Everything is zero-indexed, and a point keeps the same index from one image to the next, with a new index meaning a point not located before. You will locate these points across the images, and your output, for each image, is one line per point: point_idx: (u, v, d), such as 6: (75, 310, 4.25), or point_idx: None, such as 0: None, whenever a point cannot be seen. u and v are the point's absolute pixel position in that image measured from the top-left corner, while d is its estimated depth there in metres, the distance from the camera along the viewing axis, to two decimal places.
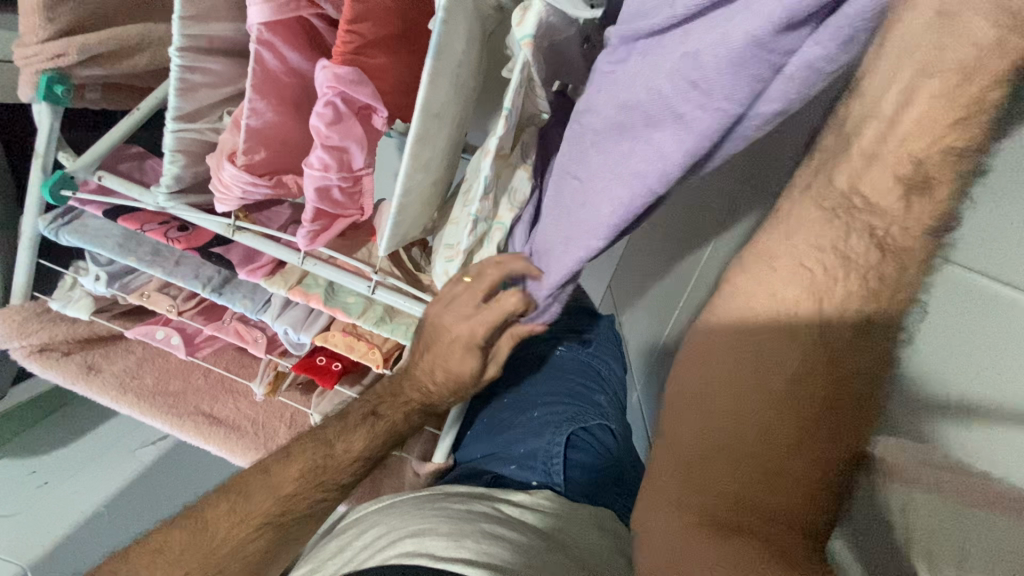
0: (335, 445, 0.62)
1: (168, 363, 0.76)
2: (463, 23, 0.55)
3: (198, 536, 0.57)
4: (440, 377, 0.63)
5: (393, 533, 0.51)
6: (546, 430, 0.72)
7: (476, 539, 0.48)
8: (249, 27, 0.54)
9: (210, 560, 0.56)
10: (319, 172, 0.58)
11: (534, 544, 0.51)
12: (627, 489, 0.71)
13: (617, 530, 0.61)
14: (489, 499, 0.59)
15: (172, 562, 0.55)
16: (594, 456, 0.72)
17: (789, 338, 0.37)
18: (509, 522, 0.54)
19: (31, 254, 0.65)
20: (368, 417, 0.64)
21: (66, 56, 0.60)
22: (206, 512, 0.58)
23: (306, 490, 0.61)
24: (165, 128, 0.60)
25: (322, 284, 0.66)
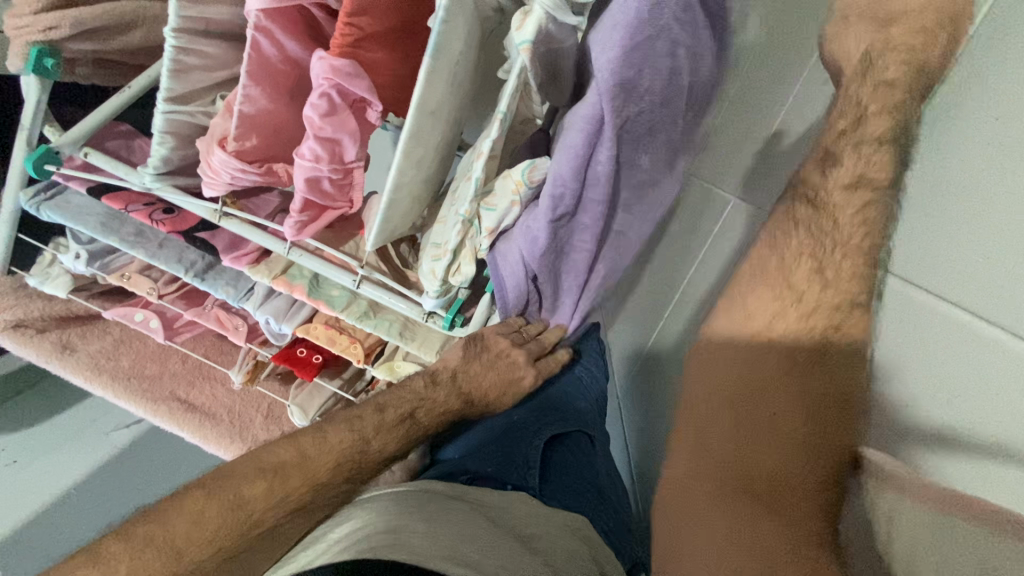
0: (371, 443, 0.57)
1: (145, 347, 0.75)
2: (463, 23, 0.55)
3: (231, 510, 0.48)
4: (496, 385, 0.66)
5: (365, 523, 0.49)
6: (526, 431, 0.71)
7: (449, 536, 0.47)
8: (247, 13, 0.54)
9: (231, 537, 0.48)
10: (310, 163, 0.58)
11: (507, 543, 0.50)
12: (603, 494, 0.73)
13: (589, 535, 0.61)
14: (465, 493, 0.58)
15: (197, 531, 0.46)
16: (573, 461, 0.73)
17: (775, 351, 0.44)
18: (483, 519, 0.52)
19: (9, 228, 0.64)
20: (410, 414, 0.60)
21: (59, 29, 0.59)
22: (241, 486, 0.49)
23: (333, 483, 0.54)
24: (156, 108, 0.59)
25: (307, 275, 0.66)
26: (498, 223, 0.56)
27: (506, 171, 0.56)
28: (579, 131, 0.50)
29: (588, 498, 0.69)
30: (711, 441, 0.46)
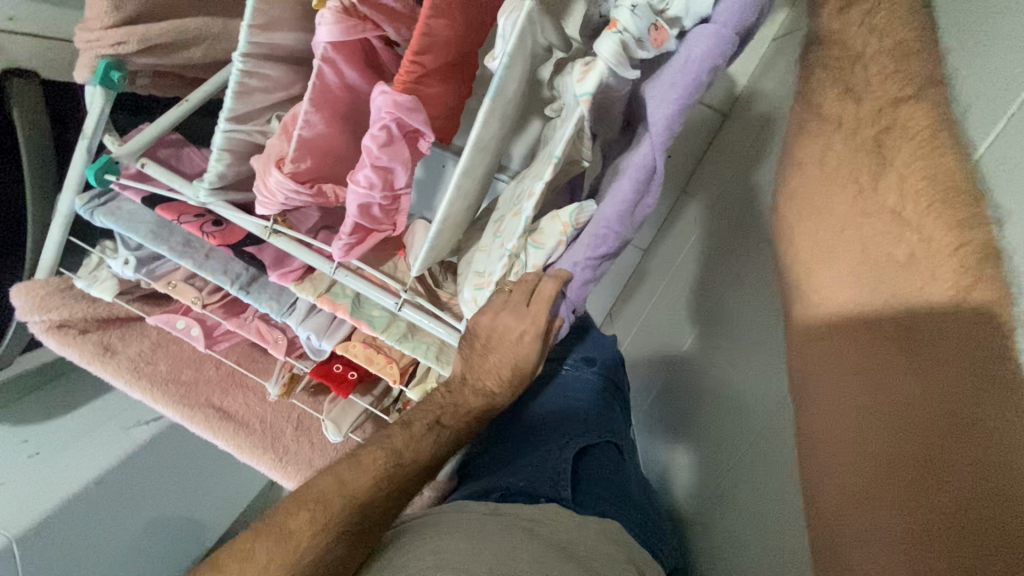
0: (405, 453, 0.60)
1: (180, 352, 0.77)
2: (521, 65, 0.57)
3: (280, 543, 0.52)
4: (505, 375, 0.62)
5: (415, 546, 0.53)
6: (556, 445, 0.77)
7: (495, 552, 0.52)
8: (315, 44, 0.56)
9: (293, 567, 0.51)
10: (364, 189, 0.60)
11: (547, 553, 0.54)
12: (635, 502, 0.77)
13: (624, 541, 0.65)
14: (503, 508, 0.62)
15: (261, 572, 0.51)
16: (602, 473, 0.77)
17: (870, 328, 0.45)
18: (522, 534, 0.57)
19: (63, 231, 0.65)
20: (436, 425, 0.62)
21: (127, 45, 0.61)
22: (286, 521, 0.53)
23: (375, 499, 0.56)
24: (217, 127, 0.61)
25: (349, 294, 0.68)
26: (546, 260, 0.58)
27: (555, 211, 0.57)
28: (630, 178, 0.50)
29: (621, 506, 0.74)
30: (839, 411, 0.47)
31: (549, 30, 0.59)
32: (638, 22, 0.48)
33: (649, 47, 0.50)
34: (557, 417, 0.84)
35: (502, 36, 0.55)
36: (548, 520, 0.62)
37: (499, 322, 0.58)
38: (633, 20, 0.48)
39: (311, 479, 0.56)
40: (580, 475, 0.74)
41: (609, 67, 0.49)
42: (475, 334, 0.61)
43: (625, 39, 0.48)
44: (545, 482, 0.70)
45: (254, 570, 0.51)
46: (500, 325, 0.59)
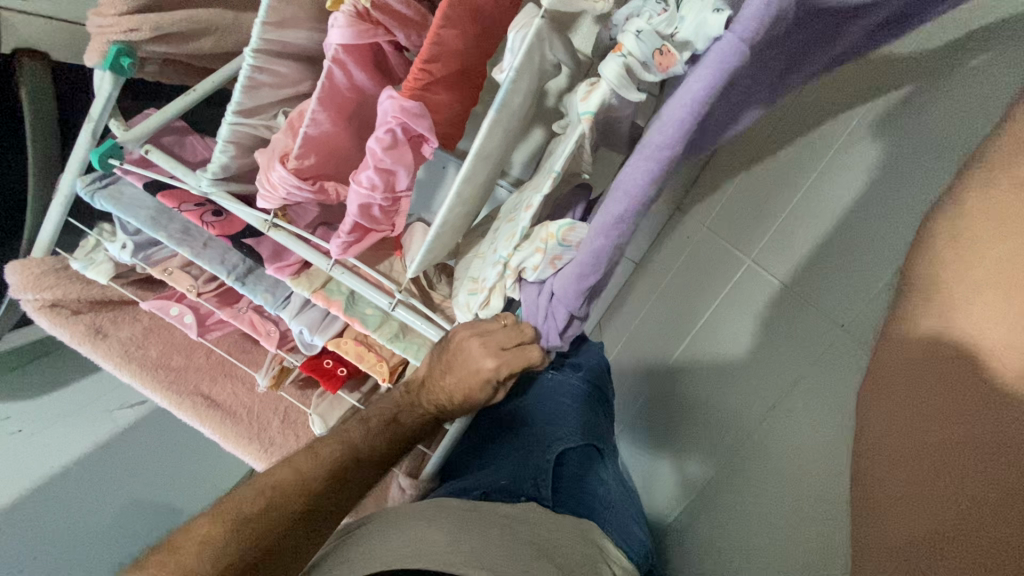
0: (361, 446, 0.62)
1: (171, 338, 0.77)
2: (528, 80, 0.59)
3: (237, 529, 0.52)
4: (457, 396, 0.65)
5: (391, 539, 0.55)
6: (539, 447, 0.79)
7: (472, 545, 0.54)
8: (327, 45, 0.57)
9: (250, 553, 0.51)
10: (366, 190, 0.61)
11: (524, 549, 0.56)
12: (611, 507, 0.79)
13: (600, 542, 0.67)
14: (483, 504, 0.64)
15: (217, 553, 0.50)
16: (581, 476, 0.79)
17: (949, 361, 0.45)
18: (500, 530, 0.59)
19: (62, 211, 0.66)
20: (386, 425, 0.65)
21: (139, 32, 0.61)
22: (241, 507, 0.53)
23: (331, 490, 0.58)
24: (223, 119, 0.61)
25: (344, 291, 0.69)
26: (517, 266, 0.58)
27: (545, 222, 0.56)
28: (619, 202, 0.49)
29: (598, 511, 0.76)
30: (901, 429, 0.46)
31: (557, 46, 0.60)
32: (642, 46, 0.49)
33: (655, 71, 0.50)
34: (541, 419, 0.85)
35: (510, 50, 0.57)
36: (527, 516, 0.64)
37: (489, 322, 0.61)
38: (638, 44, 0.48)
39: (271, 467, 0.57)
40: (562, 477, 0.76)
41: (612, 89, 0.51)
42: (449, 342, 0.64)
43: (630, 63, 0.49)
44: (526, 482, 0.71)
45: (207, 555, 0.49)
46: (469, 346, 0.62)
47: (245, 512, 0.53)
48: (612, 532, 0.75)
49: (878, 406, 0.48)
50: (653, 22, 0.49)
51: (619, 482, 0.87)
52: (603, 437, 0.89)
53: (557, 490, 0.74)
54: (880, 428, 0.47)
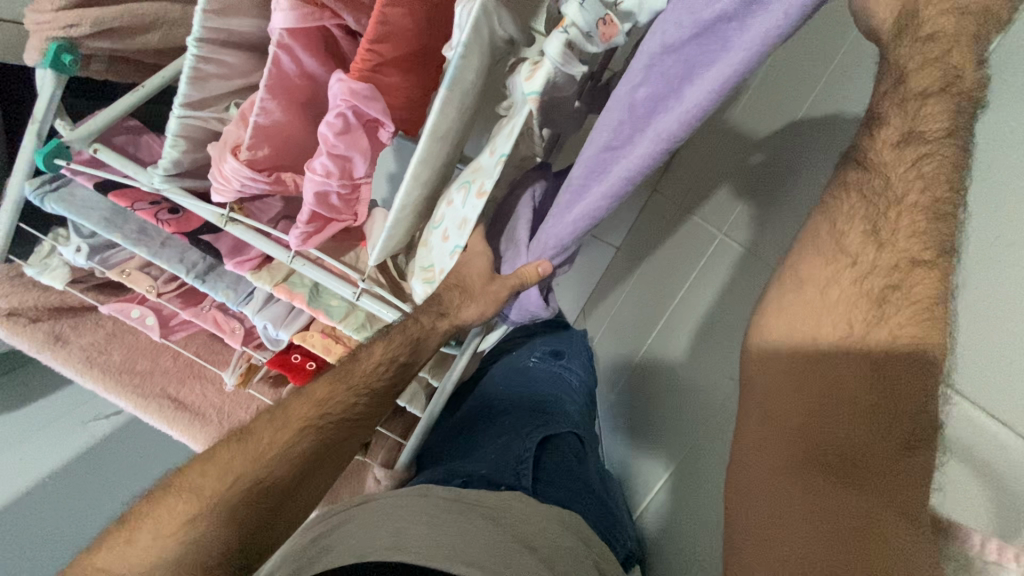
0: (360, 355, 0.60)
1: (136, 342, 0.76)
2: (479, 56, 0.57)
3: (243, 445, 0.54)
4: (471, 322, 0.61)
5: (370, 531, 0.54)
6: (518, 436, 0.78)
7: (450, 538, 0.53)
8: (271, 30, 0.56)
9: (260, 462, 0.54)
10: (321, 177, 0.60)
11: (504, 540, 0.55)
12: (595, 492, 0.79)
13: (585, 530, 0.66)
14: (463, 494, 0.63)
15: (226, 468, 0.53)
16: (563, 462, 0.79)
17: (838, 360, 0.43)
18: (481, 520, 0.58)
19: (12, 216, 0.64)
20: (330, 400, 0.57)
21: (80, 27, 0.60)
22: (250, 426, 0.56)
23: (337, 396, 0.58)
24: (171, 113, 0.60)
25: (307, 283, 0.68)
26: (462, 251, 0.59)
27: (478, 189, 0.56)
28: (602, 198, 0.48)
29: (582, 496, 0.75)
30: (775, 452, 0.45)
31: (508, 22, 0.59)
32: (585, 15, 0.48)
33: (598, 41, 0.50)
34: (521, 408, 0.85)
35: (459, 27, 0.55)
36: (508, 505, 0.63)
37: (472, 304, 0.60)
38: (580, 13, 0.48)
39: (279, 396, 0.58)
40: (542, 464, 0.75)
41: (557, 67, 0.50)
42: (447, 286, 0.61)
43: (572, 37, 0.49)
44: (507, 470, 0.71)
45: (218, 473, 0.53)
46: (466, 281, 0.60)
47: (194, 499, 0.52)
48: (597, 517, 0.75)
49: (756, 406, 0.47)
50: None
51: (602, 467, 0.86)
52: (583, 421, 0.88)
53: (538, 476, 0.73)
54: (765, 437, 0.46)
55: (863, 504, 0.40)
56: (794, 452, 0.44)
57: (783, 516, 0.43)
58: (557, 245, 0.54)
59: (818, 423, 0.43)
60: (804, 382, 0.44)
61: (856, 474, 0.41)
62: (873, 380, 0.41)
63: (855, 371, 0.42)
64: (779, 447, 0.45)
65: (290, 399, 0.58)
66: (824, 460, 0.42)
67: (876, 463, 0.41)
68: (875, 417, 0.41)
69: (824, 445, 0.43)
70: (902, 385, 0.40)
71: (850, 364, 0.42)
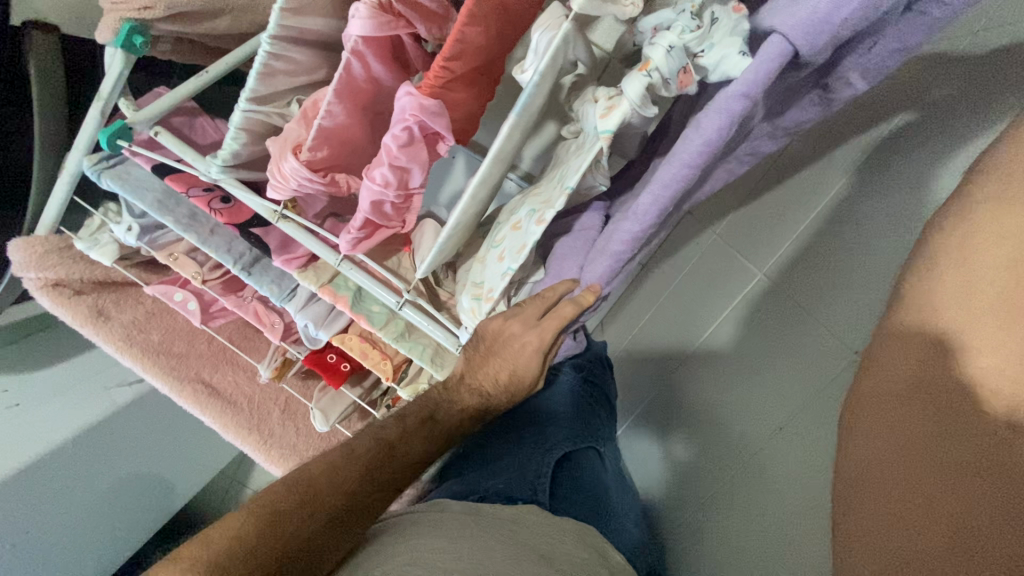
0: (397, 446, 0.58)
1: (174, 322, 0.77)
2: (550, 83, 0.57)
3: (270, 525, 0.50)
4: (502, 378, 0.61)
5: (393, 546, 0.54)
6: (538, 450, 0.78)
7: (471, 552, 0.53)
8: (347, 36, 0.56)
9: (284, 551, 0.49)
10: (379, 186, 0.59)
11: (524, 557, 0.55)
12: (614, 515, 0.78)
13: (603, 549, 0.66)
14: (480, 509, 0.63)
15: (245, 551, 0.48)
16: (581, 478, 0.79)
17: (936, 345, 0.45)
18: (500, 536, 0.58)
19: (68, 190, 0.64)
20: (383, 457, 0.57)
21: (153, 10, 0.60)
22: (277, 502, 0.51)
23: (368, 488, 0.55)
24: (236, 106, 0.60)
25: (351, 286, 0.68)
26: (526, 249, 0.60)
27: (540, 214, 0.56)
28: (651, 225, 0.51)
29: (597, 511, 0.75)
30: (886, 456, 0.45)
31: (581, 48, 0.58)
32: (670, 62, 0.47)
33: (674, 88, 0.49)
34: (542, 422, 0.85)
35: (536, 53, 0.55)
36: (525, 521, 0.63)
37: (506, 328, 0.59)
38: (665, 60, 0.47)
39: (300, 466, 0.54)
40: (560, 480, 0.76)
41: (633, 108, 0.50)
42: (481, 334, 0.61)
43: (654, 80, 0.48)
44: (524, 485, 0.71)
45: (240, 550, 0.48)
46: (508, 329, 0.59)
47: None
48: (612, 534, 0.75)
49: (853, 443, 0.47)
50: (685, 37, 0.47)
51: (618, 482, 0.87)
52: (602, 440, 0.89)
53: (554, 492, 0.74)
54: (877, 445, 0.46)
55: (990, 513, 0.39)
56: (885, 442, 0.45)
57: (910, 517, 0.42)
58: (605, 274, 0.56)
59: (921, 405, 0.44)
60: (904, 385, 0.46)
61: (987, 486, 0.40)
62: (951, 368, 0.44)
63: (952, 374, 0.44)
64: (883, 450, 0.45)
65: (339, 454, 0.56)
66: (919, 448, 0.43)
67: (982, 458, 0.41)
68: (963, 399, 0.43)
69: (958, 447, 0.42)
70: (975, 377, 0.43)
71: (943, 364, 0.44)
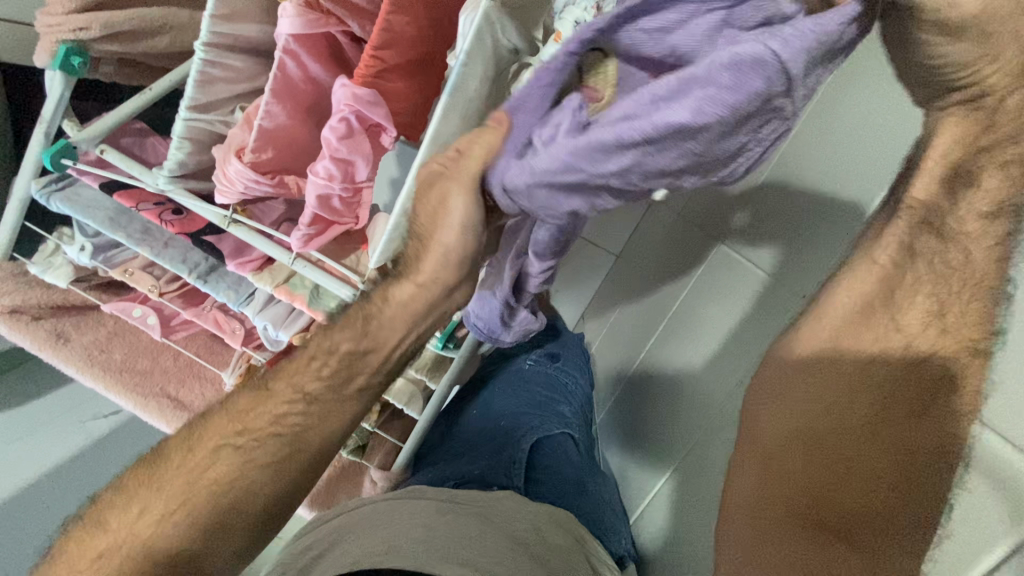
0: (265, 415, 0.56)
1: (138, 340, 0.77)
2: (481, 66, 0.58)
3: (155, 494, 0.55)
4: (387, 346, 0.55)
5: (358, 539, 0.54)
6: (514, 436, 0.79)
7: (441, 538, 0.53)
8: (278, 36, 0.57)
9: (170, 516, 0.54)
10: (323, 180, 0.60)
11: (495, 540, 0.55)
12: (590, 496, 0.78)
13: (578, 530, 0.65)
14: (453, 496, 0.63)
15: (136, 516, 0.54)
16: (558, 464, 0.78)
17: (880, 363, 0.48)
18: (471, 521, 0.58)
19: (18, 215, 0.65)
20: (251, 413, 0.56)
21: (89, 30, 0.60)
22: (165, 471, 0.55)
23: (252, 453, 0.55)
24: (177, 115, 0.61)
25: (309, 285, 0.69)
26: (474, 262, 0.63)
27: None
28: None
29: (572, 496, 0.75)
30: (774, 449, 0.51)
31: (510, 30, 0.59)
32: None
33: None
34: (515, 411, 0.84)
35: (462, 35, 0.56)
36: (499, 504, 0.63)
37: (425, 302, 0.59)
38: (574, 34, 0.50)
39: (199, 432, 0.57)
40: (538, 464, 0.76)
41: None
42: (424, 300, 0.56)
43: None
44: (500, 471, 0.72)
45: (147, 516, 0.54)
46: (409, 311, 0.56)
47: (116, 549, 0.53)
48: (588, 515, 0.75)
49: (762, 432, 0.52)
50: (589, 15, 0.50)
51: (597, 468, 0.86)
52: (582, 427, 0.89)
53: (531, 477, 0.73)
54: (769, 443, 0.52)
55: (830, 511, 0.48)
56: (784, 453, 0.51)
57: (767, 497, 0.51)
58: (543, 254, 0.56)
59: (827, 408, 0.49)
60: (834, 399, 0.49)
61: (860, 497, 0.47)
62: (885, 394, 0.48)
63: (879, 393, 0.48)
64: (777, 442, 0.51)
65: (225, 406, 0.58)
66: (804, 447, 0.50)
67: (870, 482, 0.47)
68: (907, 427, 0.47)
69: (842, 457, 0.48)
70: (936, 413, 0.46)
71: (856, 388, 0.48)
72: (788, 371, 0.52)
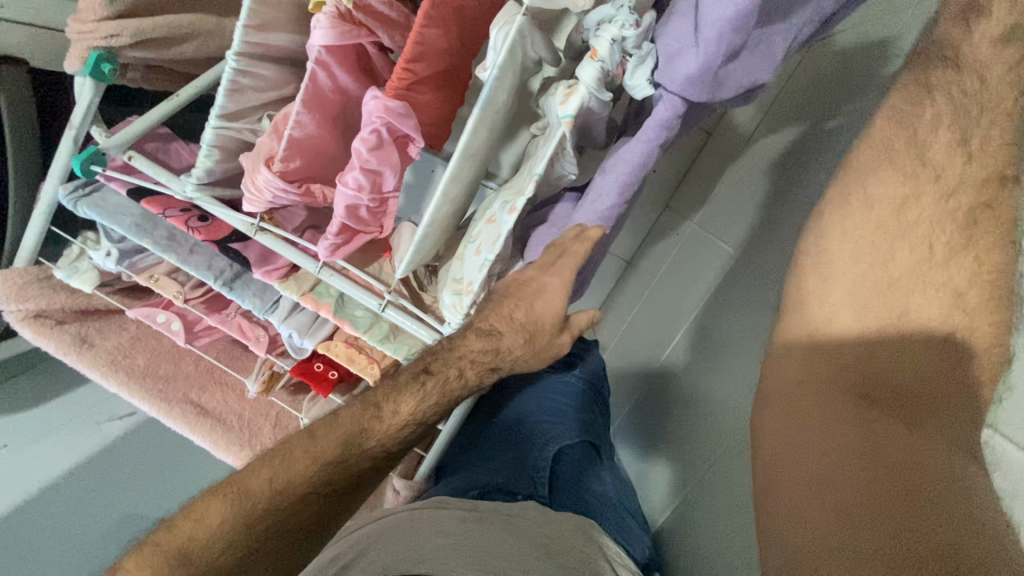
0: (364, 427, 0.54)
1: (160, 345, 0.78)
2: (511, 79, 0.58)
3: (237, 503, 0.48)
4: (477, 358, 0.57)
5: (388, 546, 0.54)
6: (534, 445, 0.79)
7: (468, 545, 0.53)
8: (310, 47, 0.57)
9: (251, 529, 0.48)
10: (353, 191, 0.61)
11: (523, 547, 0.56)
12: (611, 506, 0.78)
13: (604, 540, 0.66)
14: (478, 504, 0.63)
15: (211, 533, 0.47)
16: (578, 474, 0.79)
17: (872, 338, 0.46)
18: (498, 528, 0.58)
19: (45, 220, 0.65)
20: (355, 434, 0.53)
21: (120, 38, 0.60)
22: (248, 479, 0.49)
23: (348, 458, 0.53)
24: (207, 123, 0.61)
25: (333, 293, 0.69)
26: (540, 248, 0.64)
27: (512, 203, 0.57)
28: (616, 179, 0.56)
29: (594, 506, 0.75)
30: (800, 451, 0.47)
31: (539, 43, 0.59)
32: (615, 55, 0.51)
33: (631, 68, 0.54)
34: (533, 420, 0.85)
35: (494, 49, 0.56)
36: (523, 512, 0.63)
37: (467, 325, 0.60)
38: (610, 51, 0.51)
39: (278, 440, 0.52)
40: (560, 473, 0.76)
41: (591, 93, 0.52)
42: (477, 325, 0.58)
43: (605, 67, 0.51)
44: (524, 479, 0.72)
45: (211, 532, 0.47)
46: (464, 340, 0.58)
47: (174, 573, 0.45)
48: (609, 524, 0.75)
49: (781, 429, 0.49)
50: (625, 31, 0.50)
51: (615, 476, 0.86)
52: (600, 435, 0.90)
53: (554, 486, 0.74)
54: (786, 443, 0.48)
55: (883, 506, 0.41)
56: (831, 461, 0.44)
57: (806, 507, 0.44)
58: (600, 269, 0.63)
59: (825, 384, 0.48)
60: (840, 375, 0.47)
61: (916, 489, 0.40)
62: (903, 359, 0.45)
63: (871, 360, 0.46)
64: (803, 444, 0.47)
65: (321, 425, 0.53)
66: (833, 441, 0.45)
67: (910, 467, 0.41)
68: (932, 395, 0.44)
69: (872, 446, 0.43)
70: (941, 370, 0.44)
71: (857, 356, 0.47)
72: (786, 362, 0.51)
